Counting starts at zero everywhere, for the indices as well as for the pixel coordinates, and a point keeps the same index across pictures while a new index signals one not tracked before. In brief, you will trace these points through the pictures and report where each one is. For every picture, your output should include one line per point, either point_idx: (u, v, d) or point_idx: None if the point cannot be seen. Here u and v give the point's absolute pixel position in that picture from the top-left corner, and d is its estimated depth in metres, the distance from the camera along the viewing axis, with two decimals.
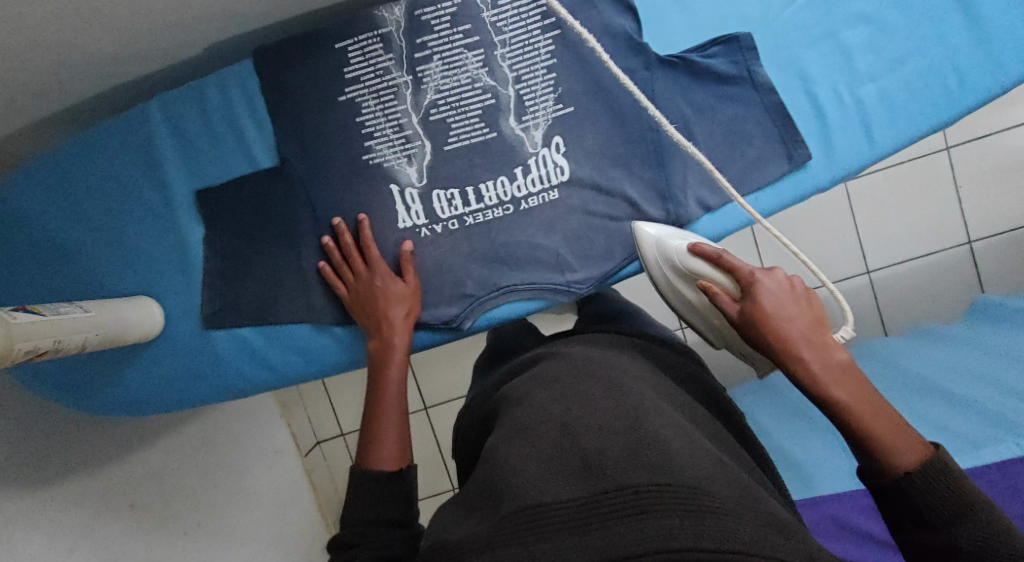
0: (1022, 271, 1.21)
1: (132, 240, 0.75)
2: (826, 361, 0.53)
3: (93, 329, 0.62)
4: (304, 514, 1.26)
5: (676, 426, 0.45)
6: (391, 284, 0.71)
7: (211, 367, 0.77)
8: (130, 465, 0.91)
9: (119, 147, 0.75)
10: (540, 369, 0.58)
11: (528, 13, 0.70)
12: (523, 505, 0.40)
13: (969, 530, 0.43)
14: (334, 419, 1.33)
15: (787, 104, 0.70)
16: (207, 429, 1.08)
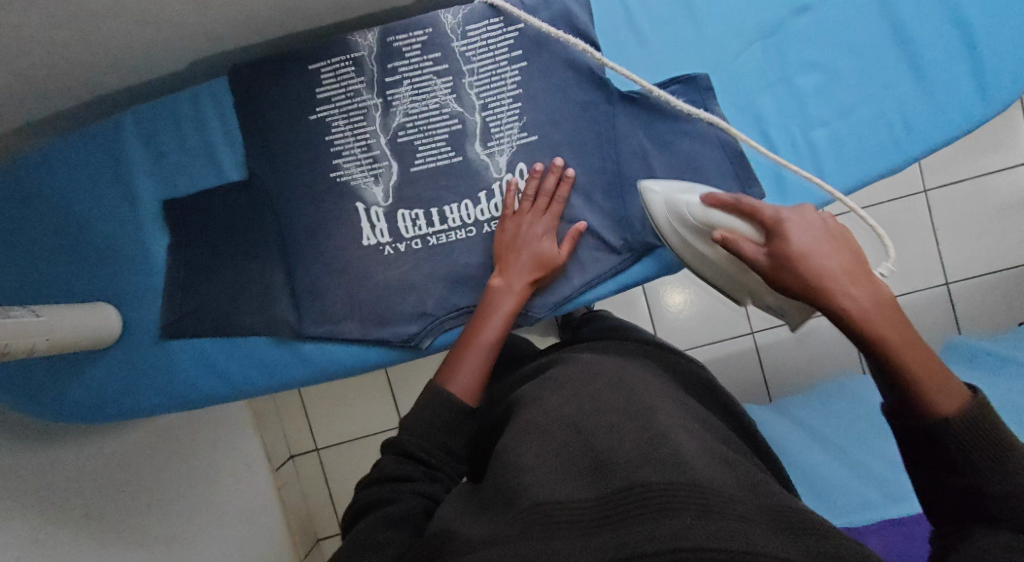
0: (985, 311, 1.33)
1: (93, 246, 0.75)
2: (874, 301, 0.52)
3: (43, 334, 0.62)
4: (268, 523, 1.35)
5: (684, 431, 0.48)
6: (531, 229, 0.72)
7: (165, 377, 0.76)
8: (85, 472, 0.96)
9: (88, 153, 0.75)
10: (551, 375, 0.60)
11: (497, 44, 0.73)
12: (538, 502, 0.42)
13: (1000, 478, 0.43)
14: (310, 434, 1.46)
15: (741, 144, 0.72)
16: (162, 436, 1.15)
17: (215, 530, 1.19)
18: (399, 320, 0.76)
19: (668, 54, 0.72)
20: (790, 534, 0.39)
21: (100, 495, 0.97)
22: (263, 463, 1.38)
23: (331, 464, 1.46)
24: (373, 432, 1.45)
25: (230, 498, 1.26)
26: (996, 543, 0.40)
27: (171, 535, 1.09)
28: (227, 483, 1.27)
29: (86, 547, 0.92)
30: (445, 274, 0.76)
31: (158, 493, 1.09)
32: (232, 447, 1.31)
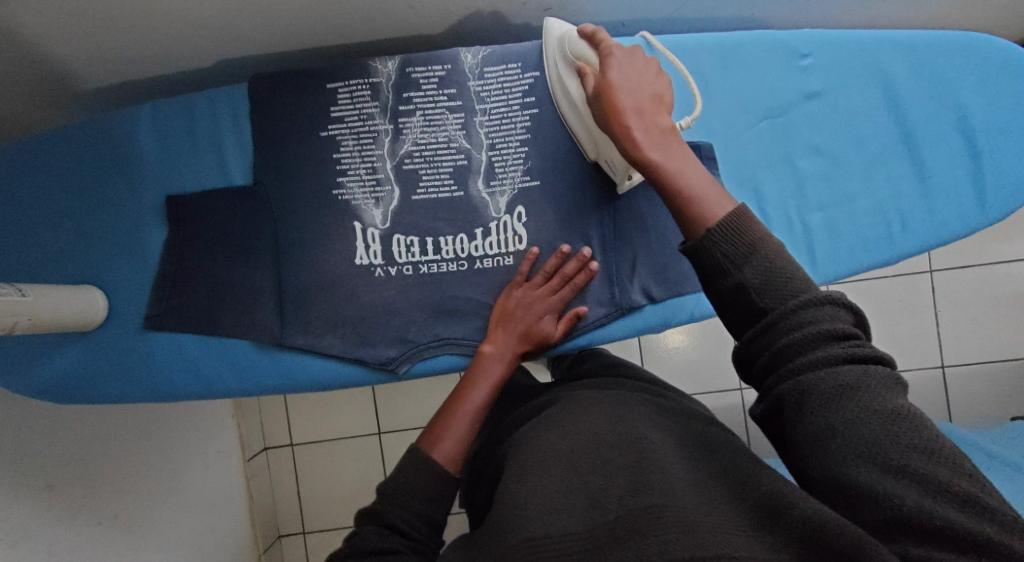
0: (979, 399, 1.32)
1: (92, 230, 0.77)
2: (649, 128, 0.56)
3: (25, 314, 0.63)
4: (232, 516, 1.34)
5: (680, 457, 0.49)
6: (528, 296, 0.72)
7: (141, 368, 0.77)
8: (54, 446, 0.97)
9: (101, 140, 0.77)
10: (548, 413, 0.61)
11: (511, 88, 0.75)
12: (523, 538, 0.43)
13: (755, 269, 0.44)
14: (286, 429, 1.46)
15: None
16: (137, 415, 1.15)
17: (175, 517, 1.19)
18: (381, 341, 0.77)
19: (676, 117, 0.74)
20: (780, 542, 0.39)
21: (64, 470, 0.97)
22: (234, 455, 1.39)
23: (303, 465, 1.46)
24: (349, 437, 1.44)
25: (196, 487, 1.26)
26: (821, 408, 0.38)
27: (130, 517, 1.09)
28: (195, 471, 1.27)
29: (42, 520, 0.92)
30: (430, 302, 0.76)
31: (124, 473, 1.09)
32: (205, 436, 1.31)
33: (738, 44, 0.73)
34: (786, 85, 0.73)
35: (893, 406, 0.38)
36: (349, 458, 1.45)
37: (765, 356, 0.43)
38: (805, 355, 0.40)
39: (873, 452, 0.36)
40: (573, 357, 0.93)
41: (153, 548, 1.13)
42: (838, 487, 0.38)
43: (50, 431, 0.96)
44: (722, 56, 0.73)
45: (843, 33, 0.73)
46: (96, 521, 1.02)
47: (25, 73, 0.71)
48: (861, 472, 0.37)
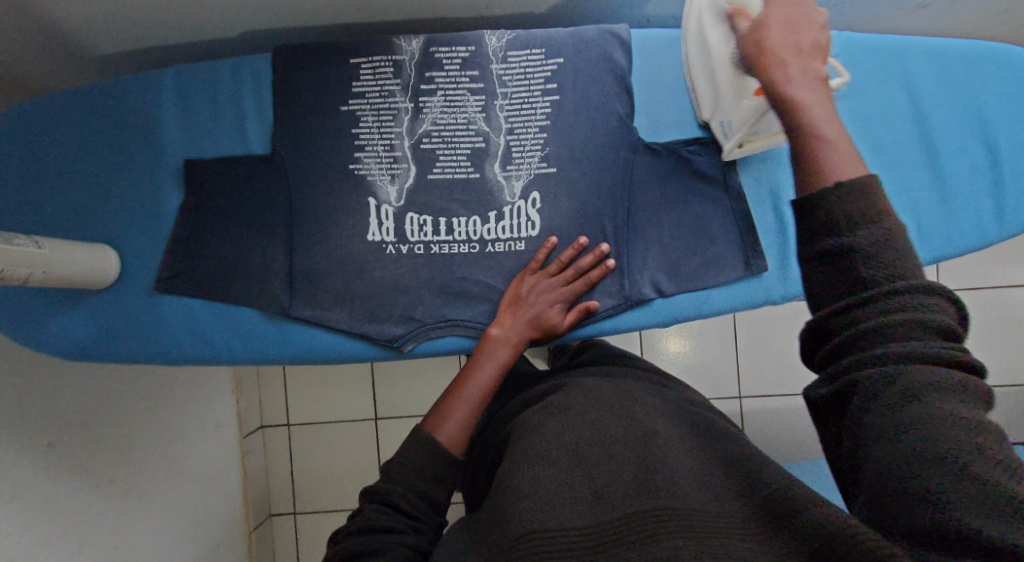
0: None
1: (109, 190, 0.77)
2: (807, 70, 0.51)
3: (40, 267, 0.64)
4: (226, 489, 1.35)
5: (685, 451, 0.50)
6: (540, 285, 0.72)
7: (149, 330, 0.77)
8: (56, 405, 0.97)
9: (123, 100, 0.77)
10: (551, 398, 0.62)
11: (534, 74, 0.75)
12: (529, 529, 0.44)
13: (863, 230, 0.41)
14: (284, 405, 1.46)
15: (752, 216, 0.74)
16: (139, 381, 1.16)
17: (170, 485, 1.20)
18: (388, 318, 0.77)
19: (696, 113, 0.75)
20: (784, 545, 0.42)
21: (64, 429, 0.98)
22: (232, 428, 1.39)
23: (300, 443, 1.46)
24: (346, 419, 1.44)
25: (192, 457, 1.27)
26: (892, 403, 0.37)
27: (126, 481, 1.09)
28: (193, 442, 1.28)
29: (40, 477, 0.93)
30: (439, 282, 0.77)
31: (123, 438, 1.10)
32: (205, 407, 1.32)
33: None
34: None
35: (969, 415, 0.36)
36: (345, 440, 1.45)
37: (839, 334, 0.41)
38: (886, 340, 0.39)
39: (931, 455, 0.35)
40: (577, 347, 0.93)
41: (147, 515, 1.13)
42: (890, 483, 0.36)
43: (53, 390, 0.97)
44: None
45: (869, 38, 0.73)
46: (93, 483, 1.02)
47: (54, 31, 0.71)
48: (923, 472, 0.35)
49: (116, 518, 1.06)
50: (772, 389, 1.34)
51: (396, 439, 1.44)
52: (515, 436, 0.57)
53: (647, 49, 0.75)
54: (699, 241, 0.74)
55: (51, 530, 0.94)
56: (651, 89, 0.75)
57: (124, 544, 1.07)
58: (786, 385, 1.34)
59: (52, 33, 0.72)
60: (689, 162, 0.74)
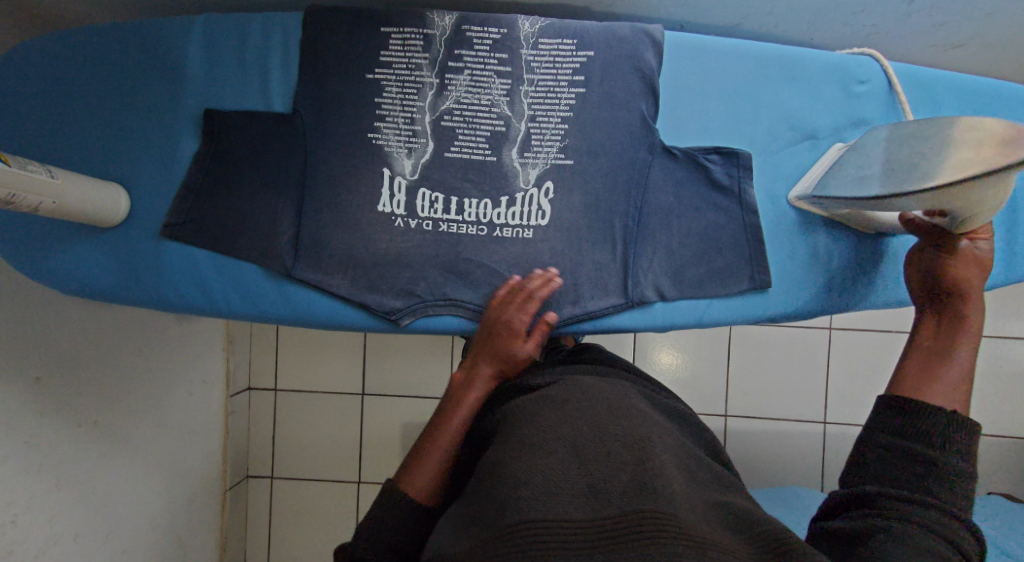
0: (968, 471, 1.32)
1: (126, 130, 0.77)
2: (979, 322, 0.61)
3: (50, 197, 0.64)
4: (207, 446, 1.36)
5: (675, 464, 0.52)
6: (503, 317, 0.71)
7: (151, 275, 0.78)
8: (49, 341, 0.98)
9: (149, 42, 0.77)
10: (545, 390, 0.62)
11: (562, 64, 0.75)
12: (526, 520, 0.45)
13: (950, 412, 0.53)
14: (273, 369, 1.46)
15: (763, 231, 0.74)
16: (133, 331, 1.16)
17: (153, 433, 1.21)
18: (389, 291, 0.77)
19: (720, 121, 0.74)
20: None
21: (53, 364, 0.99)
22: (219, 386, 1.40)
23: (285, 409, 1.46)
24: (333, 391, 1.45)
25: (177, 409, 1.27)
26: (903, 530, 0.47)
27: (109, 424, 1.10)
28: (179, 394, 1.28)
29: (25, 408, 0.93)
30: (444, 261, 0.77)
31: (113, 381, 1.11)
32: (195, 362, 1.33)
33: (795, 60, 0.73)
34: (836, 108, 0.73)
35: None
36: (329, 411, 1.45)
37: (887, 467, 0.52)
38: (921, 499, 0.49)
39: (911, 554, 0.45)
40: (574, 348, 0.92)
41: (126, 461, 1.14)
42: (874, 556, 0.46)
43: (48, 325, 0.98)
44: (778, 71, 0.73)
45: (902, 68, 0.74)
46: (76, 423, 1.03)
47: None
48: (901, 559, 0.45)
49: (95, 460, 1.06)
50: (756, 410, 1.35)
51: (381, 418, 1.45)
52: (504, 424, 0.58)
53: (680, 49, 0.74)
54: (707, 251, 0.74)
55: (30, 462, 0.94)
56: (679, 90, 0.74)
57: (100, 485, 1.08)
58: (775, 408, 1.35)
59: None
60: (705, 170, 0.74)
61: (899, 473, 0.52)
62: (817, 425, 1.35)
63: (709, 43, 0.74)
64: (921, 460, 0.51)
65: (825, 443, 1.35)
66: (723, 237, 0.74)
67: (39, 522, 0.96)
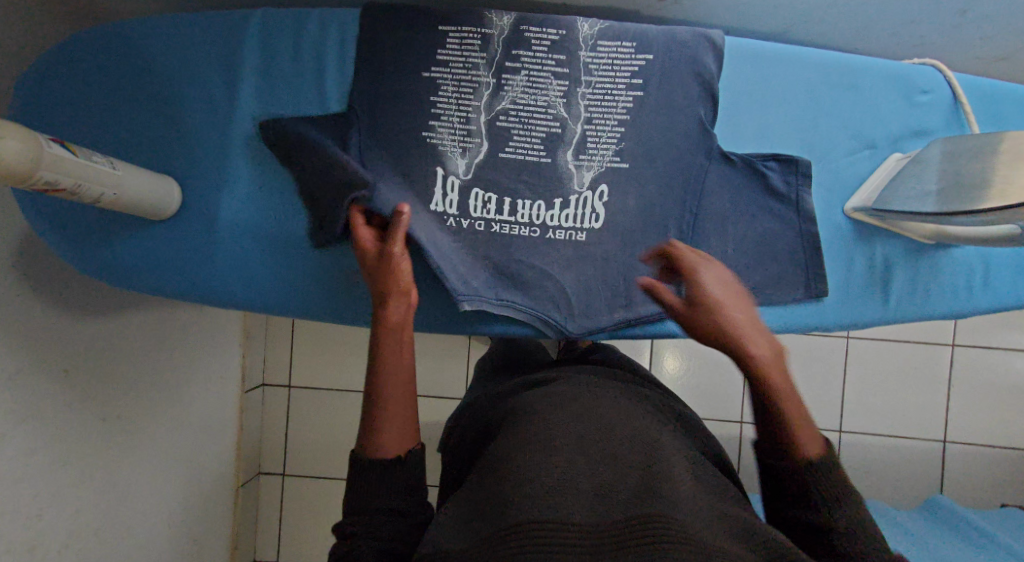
0: (977, 483, 1.34)
1: (181, 124, 0.77)
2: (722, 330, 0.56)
3: (112, 189, 0.64)
4: (223, 440, 1.35)
5: (681, 467, 0.52)
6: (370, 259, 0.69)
7: (201, 269, 0.77)
8: (77, 333, 0.97)
9: (207, 35, 0.76)
10: (550, 389, 0.62)
11: (621, 67, 0.74)
12: (530, 520, 0.45)
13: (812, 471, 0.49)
14: (286, 365, 1.45)
15: (820, 239, 0.74)
16: (155, 322, 1.16)
17: (173, 428, 1.20)
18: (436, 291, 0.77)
19: (778, 128, 0.74)
20: None
21: (81, 355, 0.98)
22: (235, 382, 1.39)
23: (299, 405, 1.45)
24: (352, 389, 1.44)
25: (195, 404, 1.26)
26: None
27: (130, 418, 1.09)
28: (199, 388, 1.27)
29: (54, 398, 0.93)
30: (494, 262, 0.76)
31: (137, 375, 1.10)
32: (213, 356, 1.32)
33: (857, 68, 0.73)
34: (898, 117, 0.73)
35: None
36: (346, 408, 1.45)
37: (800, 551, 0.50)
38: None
39: None
40: (587, 346, 0.94)
41: (146, 455, 1.13)
42: None
43: (75, 317, 0.98)
44: (840, 79, 0.73)
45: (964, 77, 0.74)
46: (100, 418, 1.02)
47: None
48: None
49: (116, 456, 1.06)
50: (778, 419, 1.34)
51: None
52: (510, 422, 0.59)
53: (742, 55, 0.74)
54: (760, 259, 0.74)
55: (58, 455, 0.93)
56: (739, 96, 0.74)
57: (121, 480, 1.07)
58: None
59: None
60: (762, 176, 0.73)
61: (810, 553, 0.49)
62: (834, 435, 1.34)
63: (771, 49, 0.74)
64: (823, 531, 0.48)
65: (842, 453, 1.35)
66: (778, 244, 0.74)
67: (62, 517, 0.95)
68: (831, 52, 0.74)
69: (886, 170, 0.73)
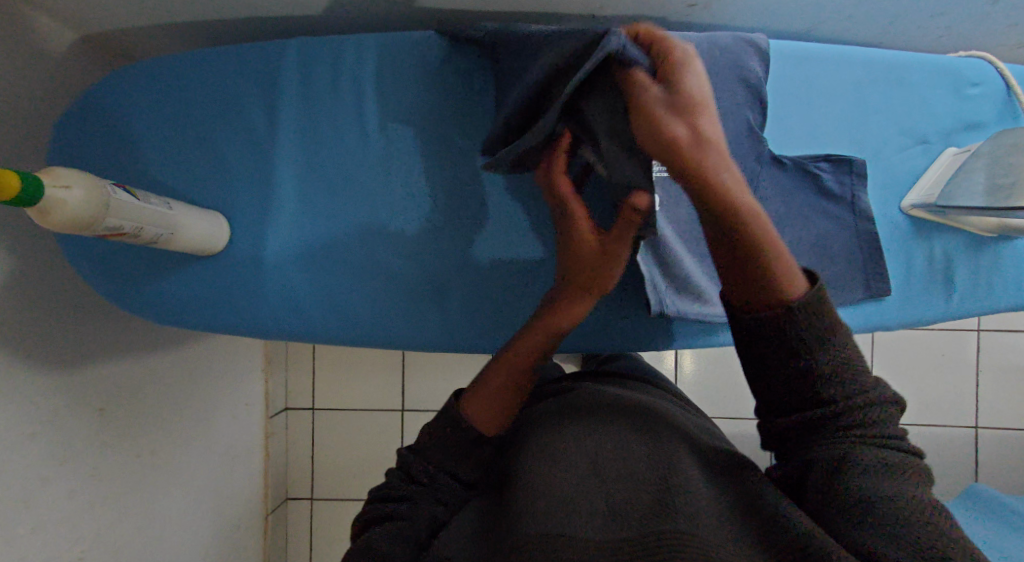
0: (1014, 470, 1.32)
1: (223, 155, 0.76)
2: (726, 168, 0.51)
3: (169, 229, 0.64)
4: (250, 472, 1.29)
5: (700, 478, 0.53)
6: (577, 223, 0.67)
7: (250, 301, 0.76)
8: (111, 367, 0.91)
9: (246, 64, 0.76)
10: (568, 397, 0.64)
11: None
12: (541, 533, 0.47)
13: (806, 334, 0.50)
14: (311, 388, 1.40)
15: (880, 238, 0.73)
16: (183, 350, 1.09)
17: (206, 461, 1.14)
18: (489, 310, 0.77)
19: (826, 128, 0.73)
20: None
21: (115, 393, 0.91)
22: (260, 408, 1.33)
23: (326, 430, 1.40)
24: (376, 409, 1.39)
25: (222, 435, 1.20)
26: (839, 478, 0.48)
27: (166, 453, 1.03)
28: (225, 418, 1.21)
29: (86, 441, 0.85)
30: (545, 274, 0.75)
31: (167, 408, 1.03)
32: (240, 384, 1.26)
33: (901, 66, 0.74)
34: (948, 112, 0.74)
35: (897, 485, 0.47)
36: (372, 429, 1.40)
37: (794, 417, 0.51)
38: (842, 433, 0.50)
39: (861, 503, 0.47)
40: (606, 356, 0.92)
41: (182, 491, 1.07)
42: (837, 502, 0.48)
43: (110, 348, 0.92)
44: (888, 77, 0.74)
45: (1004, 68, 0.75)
46: (135, 454, 0.95)
47: None
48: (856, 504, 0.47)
49: (155, 493, 1.00)
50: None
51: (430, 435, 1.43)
52: (526, 433, 0.61)
53: (788, 58, 0.73)
54: (819, 261, 0.72)
55: (100, 496, 0.88)
56: (786, 98, 0.73)
57: (157, 519, 1.01)
58: None
59: None
60: (815, 178, 0.72)
61: (808, 422, 0.51)
62: None
63: (815, 49, 0.73)
64: (822, 400, 0.50)
65: None
66: (828, 246, 0.72)
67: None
68: (876, 51, 0.74)
69: (942, 165, 0.73)
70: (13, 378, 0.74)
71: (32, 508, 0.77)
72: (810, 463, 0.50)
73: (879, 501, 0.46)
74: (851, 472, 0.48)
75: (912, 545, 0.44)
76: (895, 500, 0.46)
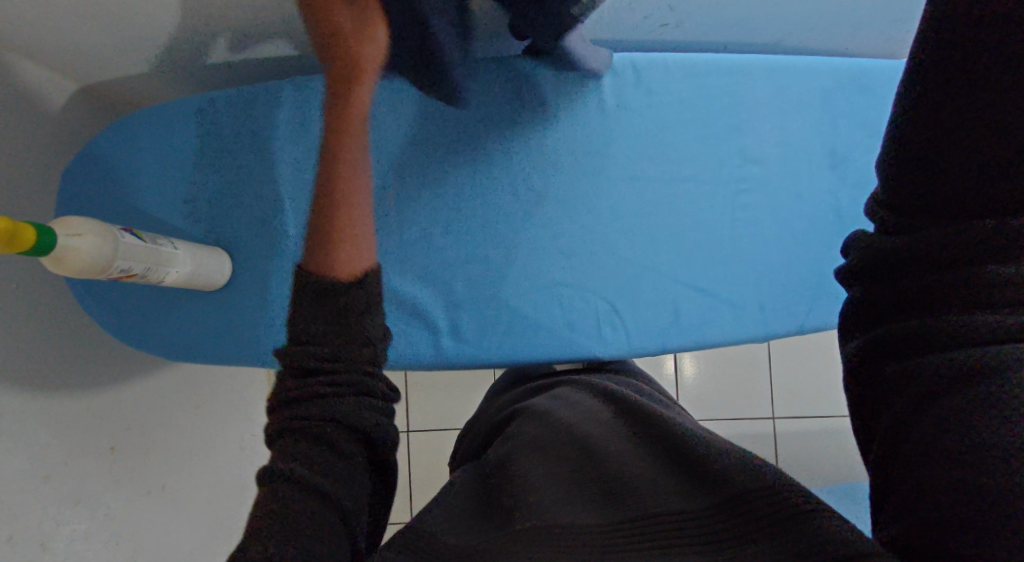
0: None
1: (221, 192, 0.79)
2: None
3: (175, 267, 0.67)
4: None
5: (703, 440, 0.53)
6: (363, 46, 0.65)
7: (254, 330, 0.79)
8: (120, 404, 0.93)
9: (237, 101, 0.79)
10: (557, 401, 0.67)
11: None
12: (539, 522, 0.47)
13: (1019, 139, 0.37)
14: None
15: (818, 235, 0.83)
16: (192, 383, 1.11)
17: (217, 493, 1.15)
18: (487, 325, 0.80)
19: (752, 131, 0.82)
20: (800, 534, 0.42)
21: (124, 430, 0.93)
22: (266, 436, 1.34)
23: None
24: None
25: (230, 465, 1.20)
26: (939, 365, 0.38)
27: (177, 487, 1.04)
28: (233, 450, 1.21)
29: (99, 478, 0.87)
30: (484, 233, 0.79)
31: (180, 440, 1.05)
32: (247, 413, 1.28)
33: (812, 75, 0.83)
34: (861, 118, 0.84)
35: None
36: None
37: (913, 246, 0.40)
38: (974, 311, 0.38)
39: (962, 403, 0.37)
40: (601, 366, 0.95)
41: (196, 525, 1.08)
42: (919, 397, 0.39)
43: (121, 385, 0.94)
44: (851, 83, 0.84)
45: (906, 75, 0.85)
46: (146, 489, 0.96)
47: (187, 37, 0.74)
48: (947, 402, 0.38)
49: (168, 527, 1.01)
50: (812, 410, 1.33)
51: None
52: (518, 426, 0.63)
53: (711, 71, 0.81)
54: None
55: (113, 533, 0.89)
56: (709, 108, 0.81)
57: (171, 553, 1.02)
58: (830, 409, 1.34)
59: (183, 39, 0.75)
60: None
61: (934, 262, 0.39)
62: None
63: (736, 60, 0.82)
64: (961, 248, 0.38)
65: None
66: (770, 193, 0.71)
67: None
68: (792, 62, 0.83)
69: None
70: (29, 418, 0.77)
71: (50, 549, 0.78)
72: (914, 332, 0.40)
73: (983, 385, 0.37)
74: (955, 363, 0.38)
75: (978, 454, 0.36)
76: (986, 402, 0.36)
